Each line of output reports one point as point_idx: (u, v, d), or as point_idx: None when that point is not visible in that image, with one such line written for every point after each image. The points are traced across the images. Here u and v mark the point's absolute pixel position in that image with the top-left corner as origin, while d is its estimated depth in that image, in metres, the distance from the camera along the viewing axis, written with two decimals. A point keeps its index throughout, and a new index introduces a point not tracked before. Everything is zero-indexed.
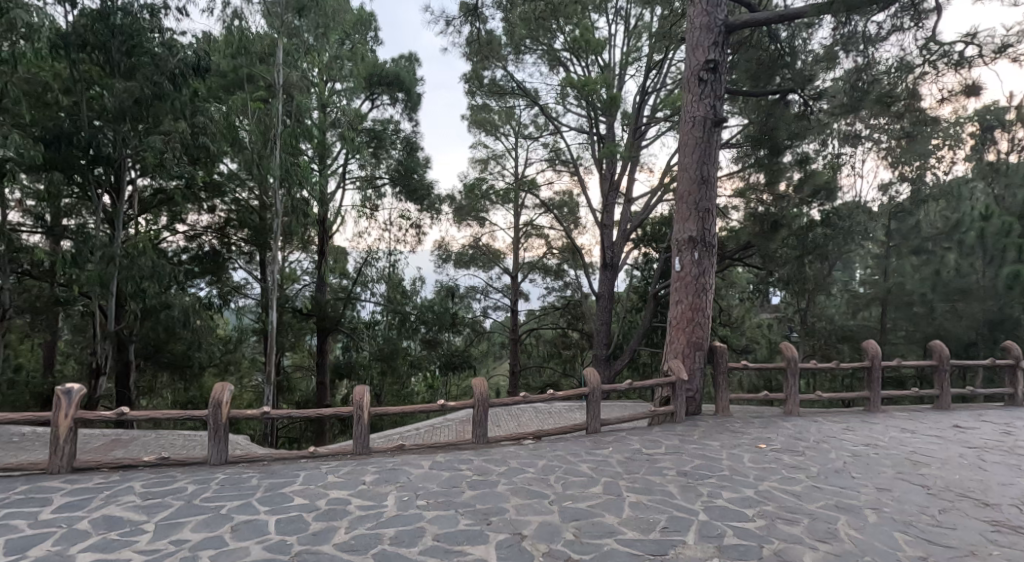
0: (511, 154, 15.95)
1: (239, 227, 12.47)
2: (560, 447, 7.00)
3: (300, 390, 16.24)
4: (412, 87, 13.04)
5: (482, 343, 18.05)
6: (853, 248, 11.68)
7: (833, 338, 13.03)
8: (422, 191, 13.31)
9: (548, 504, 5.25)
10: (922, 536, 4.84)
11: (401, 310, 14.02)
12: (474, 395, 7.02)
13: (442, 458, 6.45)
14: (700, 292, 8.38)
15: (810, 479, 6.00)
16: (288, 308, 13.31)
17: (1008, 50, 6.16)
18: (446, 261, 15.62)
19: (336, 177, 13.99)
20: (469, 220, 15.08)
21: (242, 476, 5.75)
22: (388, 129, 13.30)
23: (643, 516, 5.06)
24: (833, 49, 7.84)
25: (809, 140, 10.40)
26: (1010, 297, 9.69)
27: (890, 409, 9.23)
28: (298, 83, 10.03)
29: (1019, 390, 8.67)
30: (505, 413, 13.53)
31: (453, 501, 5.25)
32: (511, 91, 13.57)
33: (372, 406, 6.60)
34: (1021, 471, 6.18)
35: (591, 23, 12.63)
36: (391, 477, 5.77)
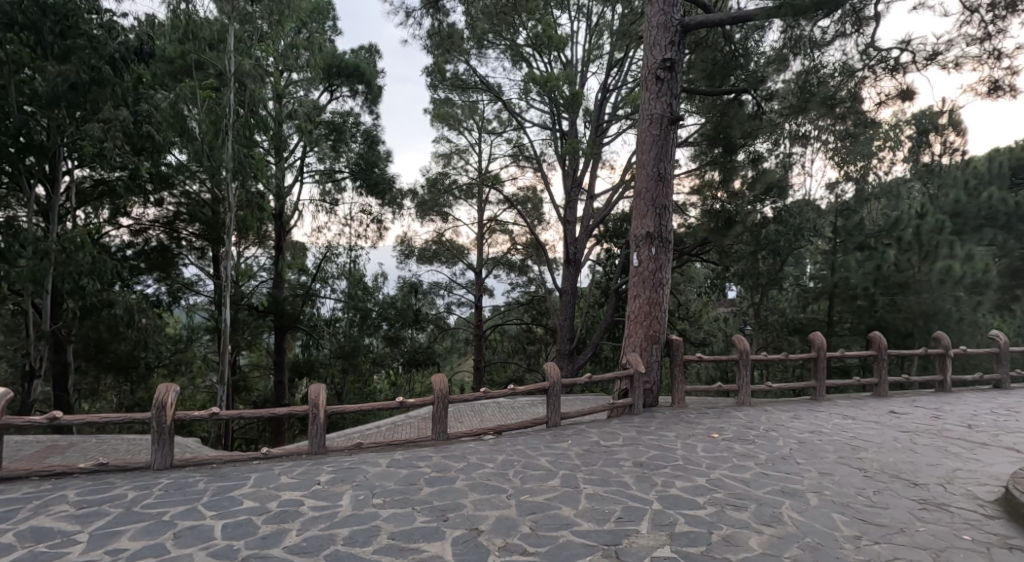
0: (475, 149, 16.05)
1: (189, 222, 12.11)
2: (519, 441, 7.13)
3: (257, 390, 15.98)
4: (373, 80, 12.98)
5: (447, 340, 18.05)
6: (803, 244, 12.13)
7: (784, 330, 13.52)
8: (383, 184, 13.17)
9: (506, 498, 5.37)
10: (857, 516, 5.13)
11: (362, 306, 13.80)
12: (434, 391, 7.06)
13: (401, 455, 6.50)
14: (657, 287, 8.62)
15: (757, 466, 6.27)
16: (243, 305, 12.91)
17: (938, 57, 6.60)
18: (409, 257, 15.55)
19: (294, 171, 13.83)
20: (433, 216, 15.10)
21: (188, 481, 5.70)
22: (348, 121, 13.20)
23: (597, 507, 5.23)
24: (783, 53, 8.14)
25: (762, 139, 10.69)
26: (943, 289, 10.24)
27: (834, 398, 9.64)
28: (251, 72, 9.79)
29: (948, 378, 9.15)
30: (467, 410, 13.60)
31: (409, 499, 5.32)
32: (475, 85, 13.69)
33: (329, 405, 6.60)
34: (949, 452, 6.58)
35: (552, 20, 12.79)
36: (347, 476, 5.81)
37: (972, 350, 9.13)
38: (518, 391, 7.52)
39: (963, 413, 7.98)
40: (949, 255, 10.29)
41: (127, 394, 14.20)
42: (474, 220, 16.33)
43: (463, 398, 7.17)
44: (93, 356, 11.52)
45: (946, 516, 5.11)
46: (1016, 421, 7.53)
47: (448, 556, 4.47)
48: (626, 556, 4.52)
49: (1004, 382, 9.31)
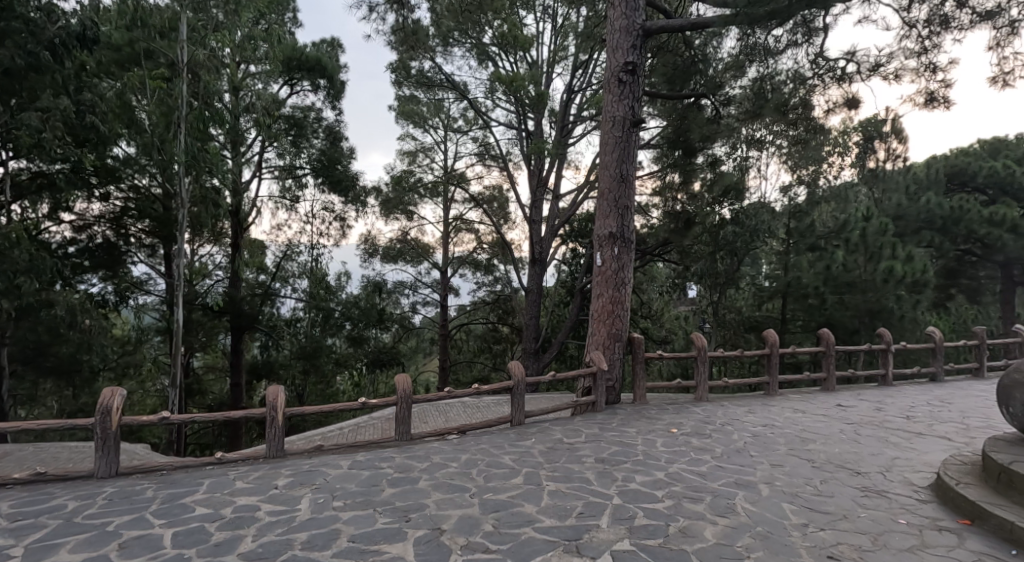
0: (440, 147, 16.13)
1: (138, 219, 11.90)
2: (484, 440, 7.27)
3: (212, 394, 15.64)
4: (334, 74, 12.94)
5: (412, 340, 18.04)
6: (757, 245, 12.57)
7: (741, 328, 13.95)
8: (346, 182, 13.16)
9: (469, 497, 5.51)
10: (805, 505, 5.41)
11: (324, 306, 13.71)
12: (397, 392, 7.14)
13: (363, 457, 6.58)
14: (619, 287, 8.86)
15: (713, 459, 6.55)
16: (196, 305, 12.78)
17: (880, 69, 7.11)
18: (373, 255, 15.52)
19: (252, 166, 13.69)
20: (397, 214, 15.12)
21: (135, 489, 5.66)
22: (310, 117, 13.09)
23: (559, 503, 5.40)
24: (740, 59, 8.48)
25: (720, 143, 11.06)
26: (887, 288, 10.79)
27: (787, 393, 10.04)
28: (205, 63, 9.51)
29: (891, 371, 9.64)
30: (431, 409, 13.71)
31: (371, 500, 5.42)
32: (440, 83, 13.73)
33: (288, 407, 6.63)
34: (890, 442, 6.98)
35: (518, 20, 12.95)
36: (306, 479, 5.87)
37: (911, 346, 9.64)
38: (481, 391, 7.63)
39: (902, 405, 8.44)
40: (892, 255, 10.93)
41: (70, 400, 13.75)
42: (440, 219, 16.37)
43: (426, 398, 7.26)
44: (33, 357, 11.10)
45: (886, 502, 5.42)
46: (951, 412, 8.00)
47: (410, 557, 4.58)
48: (587, 550, 4.70)
49: (939, 375, 9.85)
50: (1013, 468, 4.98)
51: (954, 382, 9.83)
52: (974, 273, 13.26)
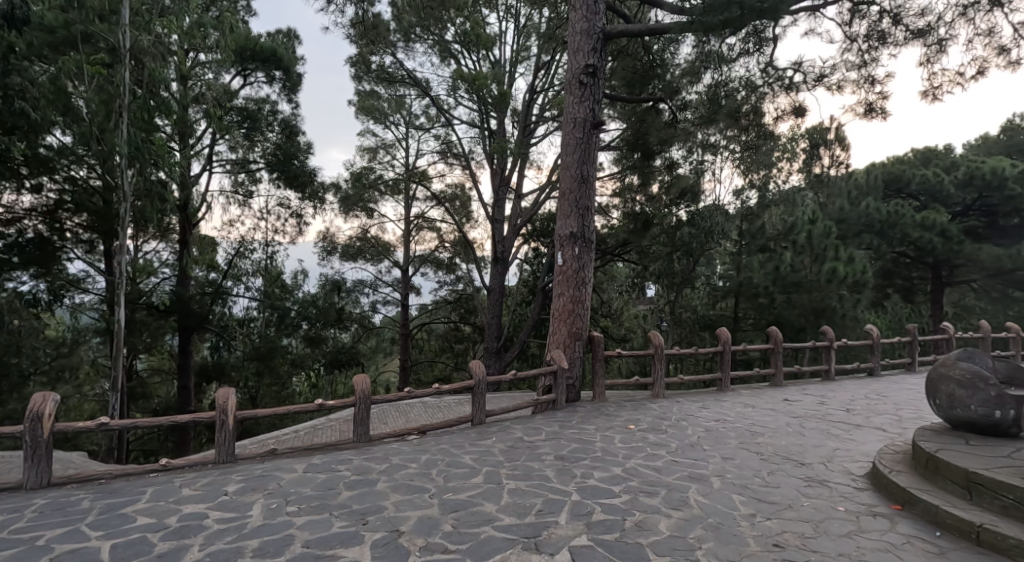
0: (402, 144, 16.11)
1: (75, 213, 11.22)
2: (445, 440, 7.39)
3: (158, 397, 15.15)
4: (290, 66, 12.78)
5: (372, 340, 17.94)
6: (712, 246, 12.96)
7: (696, 326, 14.37)
8: (303, 177, 13.04)
9: (428, 498, 5.61)
10: (754, 496, 5.65)
11: (280, 306, 13.53)
12: (356, 392, 7.19)
13: (320, 459, 6.62)
14: (579, 286, 9.07)
15: (668, 454, 6.81)
16: (141, 305, 12.01)
17: (824, 79, 7.53)
18: (331, 253, 15.41)
19: (202, 159, 13.40)
20: (356, 212, 15.04)
21: (70, 500, 5.60)
22: (264, 109, 12.88)
23: (519, 501, 5.55)
24: (696, 66, 8.78)
25: (677, 147, 11.38)
26: (830, 288, 11.39)
27: (738, 389, 10.42)
28: (149, 49, 9.19)
29: (833, 367, 10.12)
30: (391, 410, 13.75)
31: (327, 504, 5.47)
32: (401, 79, 13.76)
33: (239, 410, 6.62)
34: (833, 434, 7.36)
35: (481, 18, 13.05)
36: (258, 484, 5.88)
37: (852, 342, 10.16)
38: (441, 391, 7.72)
39: (843, 399, 8.89)
40: (835, 257, 11.51)
41: None
42: (401, 217, 16.34)
43: (385, 398, 7.32)
44: None
45: (828, 491, 5.70)
46: (887, 404, 8.48)
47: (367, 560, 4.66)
48: (545, 547, 4.81)
49: (877, 370, 10.40)
50: (939, 455, 5.24)
51: (891, 376, 10.39)
52: (908, 274, 14.52)
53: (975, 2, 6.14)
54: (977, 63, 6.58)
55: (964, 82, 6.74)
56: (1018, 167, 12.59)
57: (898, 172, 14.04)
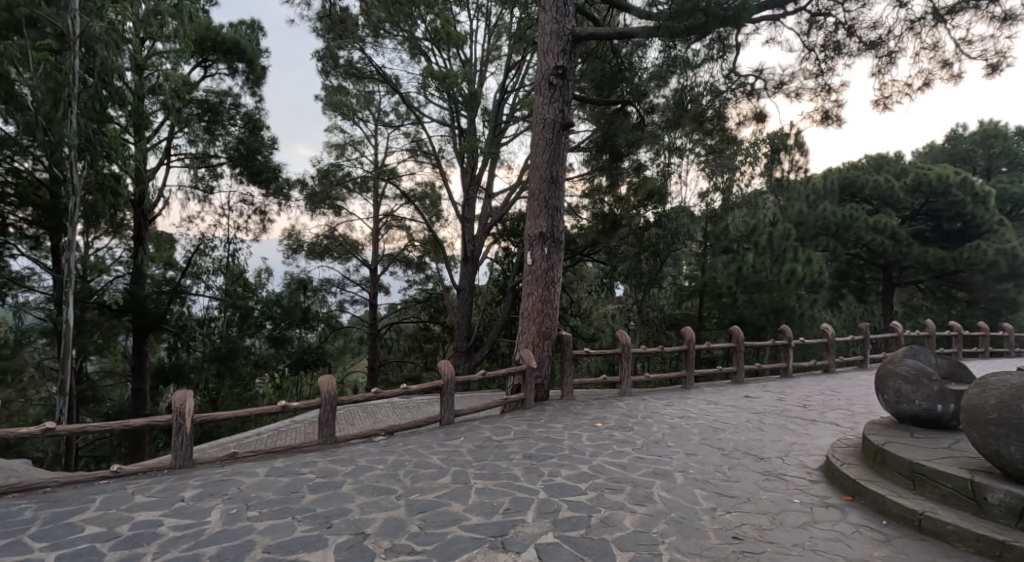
0: (370, 141, 16.00)
1: (19, 206, 10.71)
2: (412, 440, 7.44)
3: (111, 401, 14.70)
4: (255, 60, 12.61)
5: (340, 339, 17.81)
6: (678, 247, 13.22)
7: (663, 325, 14.64)
8: (267, 172, 12.91)
9: (395, 499, 5.66)
10: (715, 490, 5.84)
11: (242, 305, 13.22)
12: (321, 393, 7.20)
13: (283, 463, 6.60)
14: (548, 286, 9.20)
15: (634, 451, 7.00)
16: (92, 303, 11.66)
17: (784, 87, 7.82)
18: (298, 251, 15.27)
19: (160, 153, 13.11)
20: (323, 210, 14.92)
21: (13, 510, 5.50)
22: (226, 102, 12.53)
23: (487, 501, 5.64)
24: (664, 70, 8.98)
25: (645, 149, 11.62)
26: (789, 288, 11.79)
27: (702, 386, 10.70)
28: (103, 37, 8.76)
29: (791, 364, 10.47)
30: (359, 411, 13.69)
31: (290, 508, 5.48)
32: (370, 75, 13.73)
33: (197, 413, 6.56)
34: (791, 428, 7.64)
35: (451, 16, 13.07)
36: (217, 490, 5.86)
37: (808, 341, 10.53)
38: (409, 391, 7.75)
39: (800, 395, 9.22)
40: (794, 258, 11.92)
41: None
42: (369, 215, 16.24)
43: (352, 399, 7.33)
44: None
45: (784, 484, 5.92)
46: (840, 400, 8.83)
47: None
48: (511, 546, 4.89)
49: (832, 367, 10.82)
50: (886, 448, 5.50)
51: (845, 373, 10.80)
52: (861, 275, 15.12)
53: (921, 18, 6.45)
54: (924, 75, 6.91)
55: (912, 93, 7.07)
56: (962, 174, 13.30)
57: (853, 177, 14.56)
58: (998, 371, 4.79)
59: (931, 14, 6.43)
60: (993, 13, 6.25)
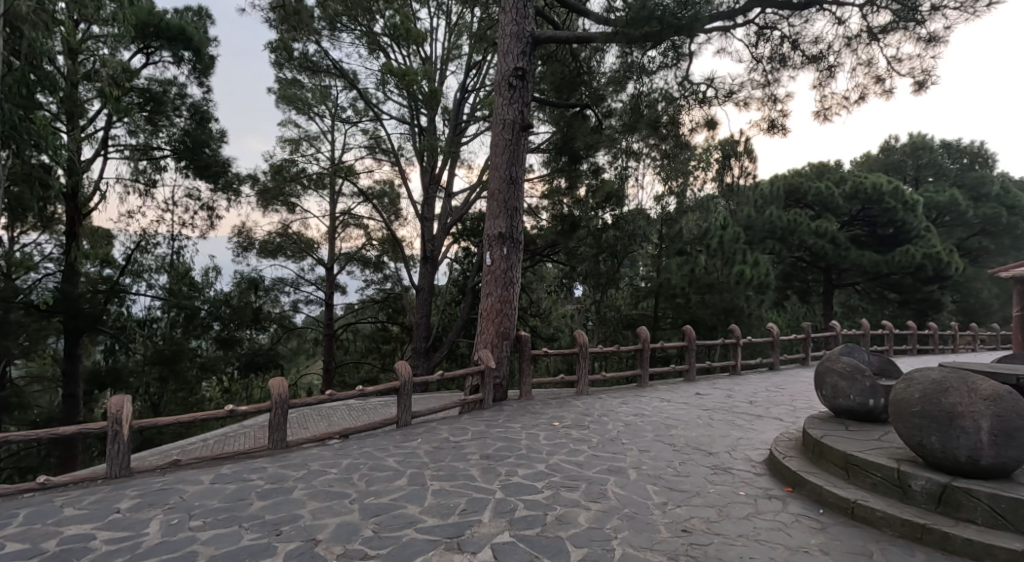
0: (326, 137, 15.82)
1: None
2: (367, 443, 7.47)
3: (41, 406, 14.08)
4: (202, 48, 12.09)
5: (293, 340, 17.52)
6: (635, 248, 13.52)
7: (620, 325, 14.89)
8: (216, 167, 12.44)
9: (348, 504, 5.69)
10: (666, 485, 6.08)
11: (188, 305, 12.77)
12: (272, 397, 7.17)
13: (230, 470, 6.54)
14: (507, 286, 9.34)
15: (590, 448, 7.20)
16: (18, 304, 10.94)
17: (734, 95, 8.15)
18: (248, 249, 14.93)
19: (96, 143, 12.63)
20: (276, 207, 14.63)
21: None
22: (170, 92, 12.03)
23: (443, 502, 5.72)
24: (620, 76, 9.18)
25: (603, 153, 11.88)
26: (738, 289, 12.33)
27: (656, 385, 11.00)
28: (31, 17, 8.05)
29: (739, 362, 10.89)
30: (314, 413, 13.57)
31: (237, 516, 5.45)
32: (326, 69, 13.79)
33: (136, 420, 6.42)
34: (739, 424, 7.97)
35: (410, 13, 13.06)
36: (157, 499, 5.78)
37: (756, 339, 10.97)
38: (365, 393, 7.77)
39: (748, 392, 9.60)
40: (743, 260, 12.45)
41: None
42: (325, 213, 16.06)
43: (303, 402, 7.32)
44: None
45: (731, 478, 6.19)
46: (785, 396, 9.24)
47: None
48: (467, 546, 4.98)
49: (777, 364, 11.32)
50: (824, 441, 5.83)
51: (790, 370, 11.28)
52: (804, 276, 15.80)
53: (857, 35, 6.83)
54: (859, 90, 7.30)
55: (849, 106, 7.46)
56: (894, 184, 14.10)
57: (797, 184, 15.24)
58: (922, 367, 5.14)
59: (866, 32, 6.82)
60: (920, 33, 6.68)
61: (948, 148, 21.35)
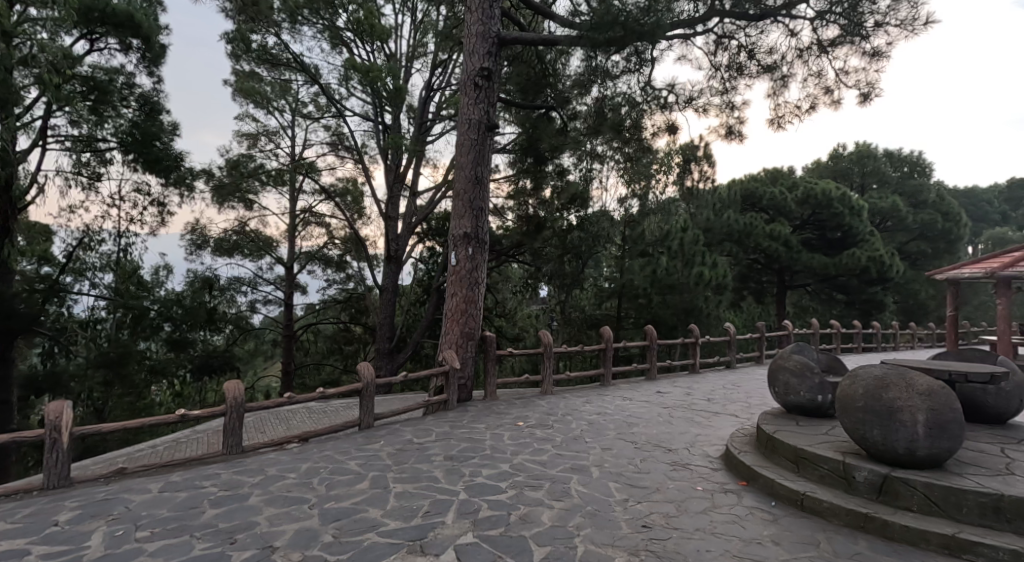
0: (285, 133, 15.60)
1: None
2: (328, 447, 7.46)
3: None
4: (153, 36, 10.70)
5: (249, 343, 17.18)
6: (600, 248, 13.73)
7: (584, 325, 15.02)
8: (167, 160, 11.56)
9: (308, 509, 5.69)
10: (627, 482, 6.25)
11: (136, 305, 11.99)
12: (226, 401, 7.10)
13: (180, 477, 6.45)
14: (472, 287, 9.41)
15: (554, 447, 7.34)
16: None
17: (692, 102, 8.39)
18: (201, 248, 14.52)
19: (35, 135, 11.99)
20: (232, 205, 14.21)
21: None
22: (116, 81, 11.07)
23: (406, 505, 5.77)
24: (584, 80, 9.33)
25: (568, 155, 12.01)
26: (698, 290, 12.71)
27: (619, 383, 11.21)
28: None
29: (697, 360, 11.21)
30: (272, 417, 13.35)
31: (187, 526, 5.38)
32: (286, 62, 13.57)
33: (75, 427, 6.29)
34: (696, 421, 8.23)
35: (375, 9, 12.97)
36: (101, 510, 5.65)
37: (714, 339, 11.29)
38: (326, 395, 7.74)
39: (706, 389, 9.90)
40: (702, 262, 12.81)
41: None
42: (286, 211, 15.81)
43: (259, 406, 7.27)
44: None
45: (689, 473, 6.40)
46: (740, 393, 9.56)
47: None
48: (431, 548, 5.04)
49: (734, 362, 11.68)
50: (776, 436, 6.08)
51: (746, 368, 11.65)
52: (759, 278, 16.32)
53: (807, 48, 7.13)
54: (810, 100, 7.61)
55: (801, 115, 7.77)
56: (842, 190, 14.68)
57: (753, 189, 15.73)
58: (864, 363, 5.42)
59: (816, 45, 7.12)
60: (865, 48, 7.01)
61: (891, 156, 22.36)
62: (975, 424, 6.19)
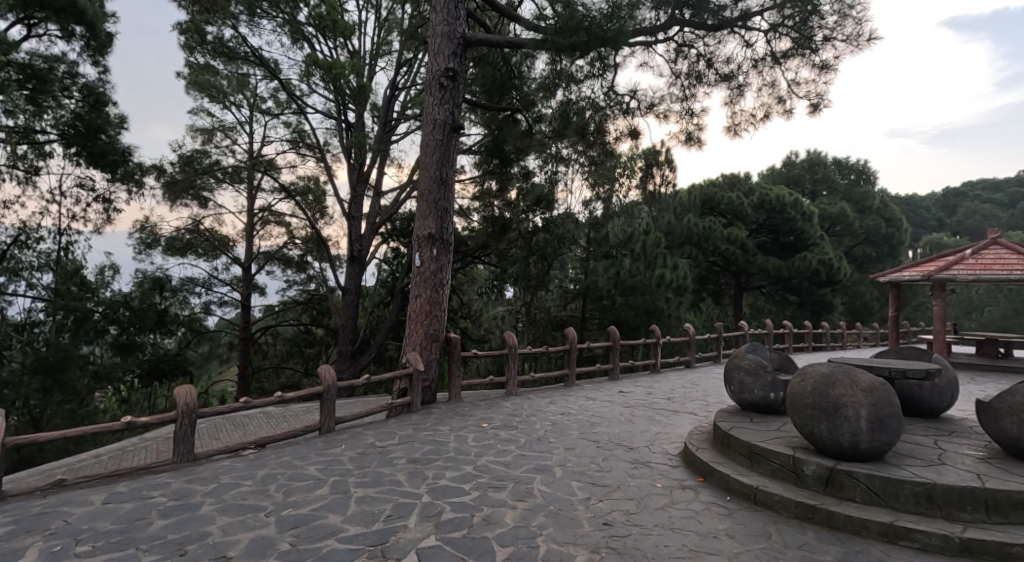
0: (243, 128, 15.34)
1: None
2: (284, 452, 7.40)
3: None
4: (97, 24, 10.35)
5: (205, 346, 16.79)
6: (564, 251, 13.90)
7: (549, 326, 15.10)
8: (113, 155, 11.22)
9: (264, 517, 5.65)
10: (588, 481, 6.38)
11: (77, 308, 11.62)
12: (178, 407, 6.96)
13: (126, 487, 6.33)
14: (436, 288, 9.44)
15: (518, 448, 7.43)
16: None
17: (654, 108, 8.62)
18: (153, 247, 14.20)
19: None
20: (185, 203, 13.88)
21: None
22: (56, 69, 10.72)
23: (366, 509, 5.79)
24: (549, 83, 9.42)
25: (533, 157, 12.14)
26: (660, 291, 13.08)
27: (582, 383, 11.38)
28: None
29: (658, 360, 11.46)
30: (227, 423, 13.08)
31: (133, 538, 5.30)
32: (244, 56, 13.36)
33: (8, 437, 6.06)
34: (656, 420, 8.43)
35: (338, 5, 12.86)
36: (38, 525, 5.52)
37: (674, 339, 11.58)
38: (285, 398, 7.66)
39: (666, 388, 10.14)
40: (663, 264, 13.18)
41: None
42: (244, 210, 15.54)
43: (212, 411, 7.14)
44: None
45: (649, 471, 6.56)
46: (699, 392, 9.82)
47: None
48: (391, 552, 5.07)
49: (693, 361, 12.01)
50: (731, 433, 6.29)
51: (704, 367, 11.96)
52: (717, 280, 16.76)
53: (762, 58, 7.40)
54: (764, 108, 7.88)
55: (756, 123, 8.03)
56: (794, 195, 15.21)
57: (712, 193, 16.16)
58: (814, 362, 5.67)
59: (770, 56, 7.39)
60: (814, 60, 7.30)
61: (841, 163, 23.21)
62: (915, 421, 6.51)
